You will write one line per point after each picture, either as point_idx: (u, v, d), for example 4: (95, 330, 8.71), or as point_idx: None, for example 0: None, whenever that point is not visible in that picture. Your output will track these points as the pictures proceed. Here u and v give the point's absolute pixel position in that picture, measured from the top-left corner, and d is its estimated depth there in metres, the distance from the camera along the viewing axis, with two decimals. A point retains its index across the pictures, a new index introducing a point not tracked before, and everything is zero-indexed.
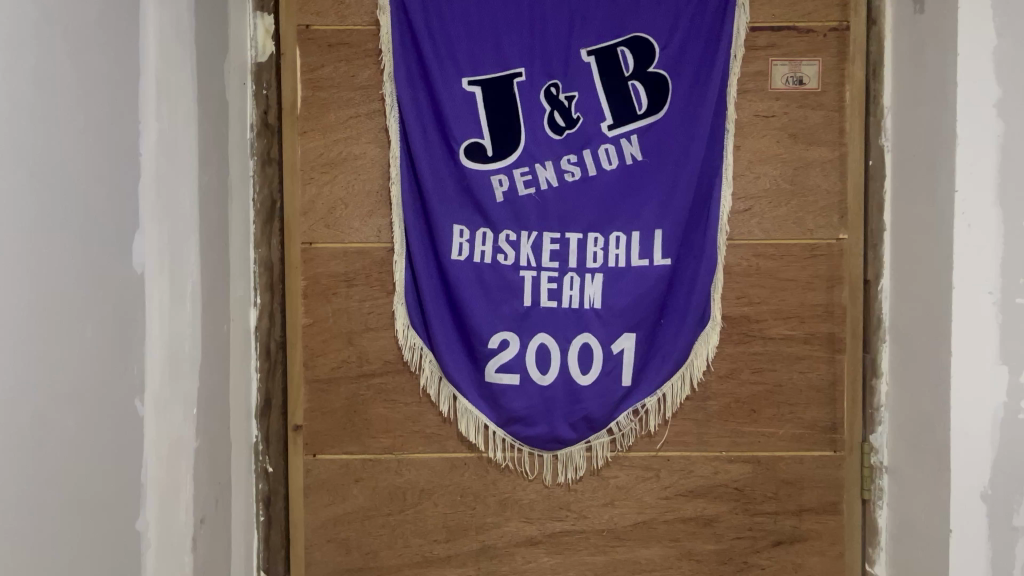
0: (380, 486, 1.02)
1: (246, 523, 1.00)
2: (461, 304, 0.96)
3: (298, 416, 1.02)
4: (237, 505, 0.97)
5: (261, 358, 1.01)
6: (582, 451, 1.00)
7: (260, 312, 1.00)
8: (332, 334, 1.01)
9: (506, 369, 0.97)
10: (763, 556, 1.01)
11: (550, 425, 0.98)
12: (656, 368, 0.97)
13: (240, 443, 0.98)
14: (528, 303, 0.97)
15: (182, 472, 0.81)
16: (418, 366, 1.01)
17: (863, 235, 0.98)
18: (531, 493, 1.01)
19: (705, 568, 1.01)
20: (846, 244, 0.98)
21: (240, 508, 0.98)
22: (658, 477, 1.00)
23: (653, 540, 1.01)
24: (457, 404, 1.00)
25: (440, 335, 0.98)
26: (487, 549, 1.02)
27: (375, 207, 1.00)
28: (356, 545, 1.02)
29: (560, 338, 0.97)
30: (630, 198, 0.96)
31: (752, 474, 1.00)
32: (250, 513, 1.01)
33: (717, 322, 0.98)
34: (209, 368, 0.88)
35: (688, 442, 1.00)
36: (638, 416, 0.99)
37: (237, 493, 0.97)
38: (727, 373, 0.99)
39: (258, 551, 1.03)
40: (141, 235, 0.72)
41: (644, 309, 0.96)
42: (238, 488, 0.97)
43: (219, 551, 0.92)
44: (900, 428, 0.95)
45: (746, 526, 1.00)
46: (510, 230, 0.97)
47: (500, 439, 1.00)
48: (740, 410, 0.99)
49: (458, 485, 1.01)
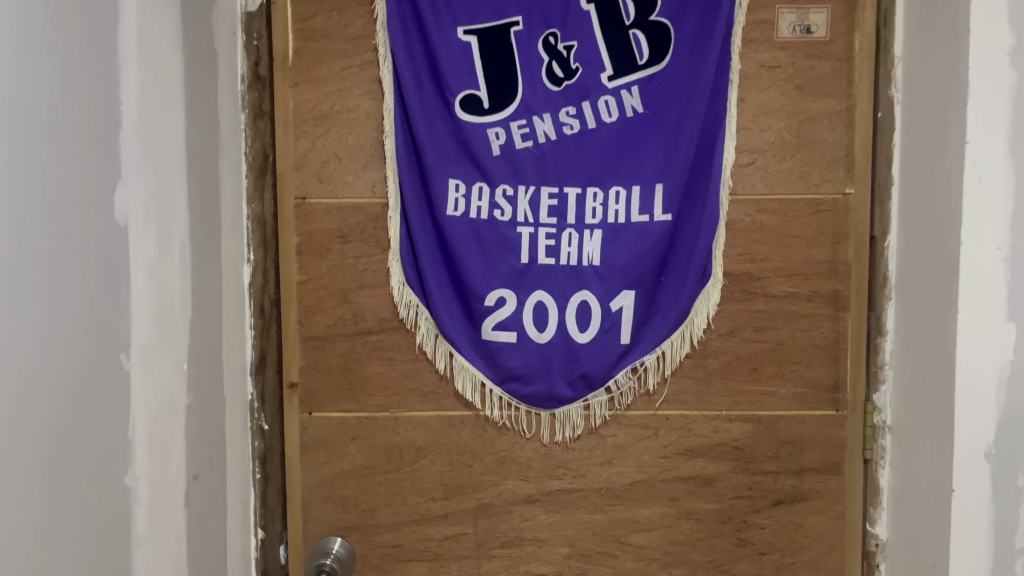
0: (377, 444, 1.01)
1: (242, 481, 1.00)
2: (457, 261, 0.95)
3: (294, 373, 1.01)
4: (233, 463, 0.96)
5: (255, 315, 1.00)
6: (580, 409, 0.98)
7: (253, 269, 0.99)
8: (326, 291, 1.00)
9: (502, 327, 0.96)
10: (763, 516, 1.00)
11: (548, 384, 0.97)
12: (655, 327, 0.96)
13: (234, 401, 0.97)
14: (526, 260, 0.95)
15: (174, 428, 0.80)
16: (414, 324, 0.99)
17: (870, 189, 0.96)
18: (529, 451, 1.00)
19: (705, 527, 1.00)
20: (852, 198, 0.96)
21: (236, 466, 0.97)
22: (657, 435, 0.99)
23: (652, 499, 1.00)
24: (454, 362, 0.98)
25: (436, 292, 0.96)
26: (485, 507, 1.01)
27: (370, 162, 0.98)
28: (353, 504, 1.02)
29: (558, 296, 0.95)
30: (630, 152, 0.94)
31: (753, 434, 0.98)
32: (246, 471, 1.00)
33: (718, 279, 0.96)
34: (201, 324, 0.87)
35: (688, 401, 0.98)
36: (637, 374, 0.98)
37: (232, 450, 0.96)
38: (728, 332, 0.97)
39: (255, 508, 1.02)
40: (124, 187, 0.70)
41: (643, 266, 0.94)
42: (233, 445, 0.97)
43: (215, 509, 0.91)
44: (903, 387, 0.93)
45: (746, 485, 0.99)
46: (507, 184, 0.94)
47: (496, 398, 0.99)
48: (741, 368, 0.98)
49: (455, 444, 1.00)
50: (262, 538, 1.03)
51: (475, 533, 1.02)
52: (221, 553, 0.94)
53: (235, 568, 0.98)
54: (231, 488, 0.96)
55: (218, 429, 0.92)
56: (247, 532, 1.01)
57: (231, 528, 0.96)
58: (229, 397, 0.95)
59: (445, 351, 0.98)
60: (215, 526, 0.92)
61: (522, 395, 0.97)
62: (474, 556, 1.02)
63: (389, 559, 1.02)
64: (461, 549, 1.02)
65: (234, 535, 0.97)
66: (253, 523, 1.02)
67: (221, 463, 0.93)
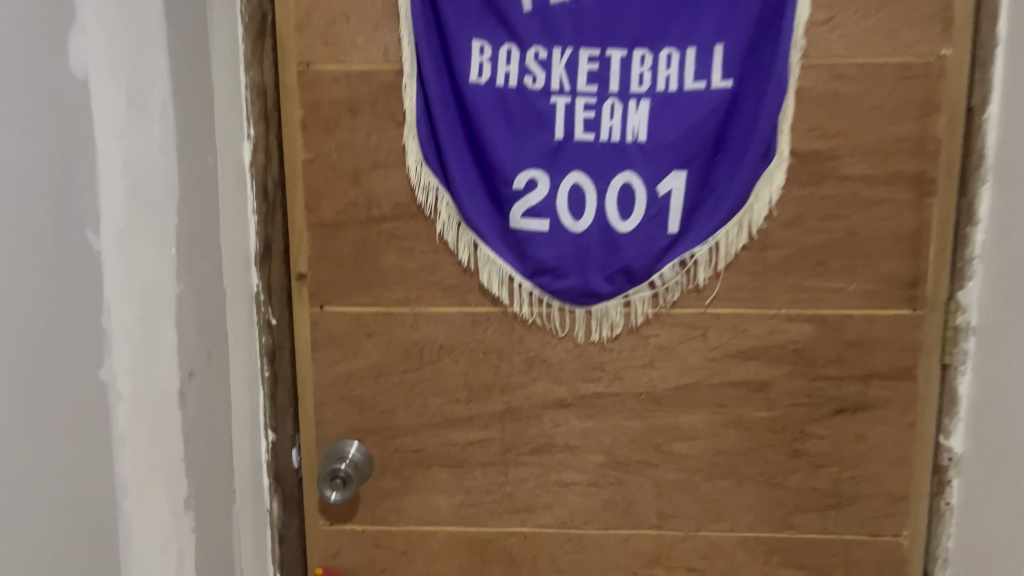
0: (394, 342, 0.92)
1: (250, 379, 0.91)
2: (481, 137, 0.83)
3: (302, 263, 0.91)
4: (237, 360, 0.88)
5: (259, 200, 0.89)
6: (619, 307, 0.88)
7: (254, 146, 0.88)
8: (335, 171, 0.89)
9: (533, 214, 0.84)
10: (821, 425, 0.90)
11: (584, 278, 0.86)
12: (708, 214, 0.84)
13: (237, 293, 0.88)
14: (561, 136, 0.83)
15: (162, 318, 0.71)
16: (433, 210, 0.88)
17: (969, 51, 0.81)
18: (561, 352, 0.90)
19: (755, 436, 0.91)
20: (948, 62, 0.81)
21: (241, 363, 0.89)
22: (705, 336, 0.88)
23: (697, 405, 0.90)
24: (479, 253, 0.88)
25: (458, 172, 0.84)
26: (513, 411, 0.92)
27: (382, 20, 0.85)
28: (369, 406, 0.94)
29: (597, 177, 0.83)
30: (685, 6, 0.80)
31: (814, 335, 0.87)
32: (254, 369, 0.92)
33: (784, 158, 0.83)
34: (192, 203, 0.77)
35: (742, 298, 0.87)
36: (685, 268, 0.86)
37: (237, 346, 0.88)
38: (792, 220, 0.85)
39: (265, 409, 0.94)
40: (82, 33, 0.59)
41: (697, 142, 0.81)
42: (238, 341, 0.88)
43: (217, 409, 0.84)
44: (993, 284, 0.81)
45: (803, 391, 0.89)
46: (540, 46, 0.81)
47: (526, 293, 0.88)
48: (805, 261, 0.86)
49: (480, 343, 0.91)
50: (272, 440, 0.95)
51: (501, 438, 0.93)
52: (226, 456, 0.86)
53: (244, 472, 0.91)
54: (236, 386, 0.88)
55: (218, 323, 0.83)
56: (256, 434, 0.93)
57: (237, 429, 0.89)
58: (230, 288, 0.86)
59: (469, 240, 0.88)
60: (218, 427, 0.84)
61: (554, 290, 0.87)
62: (500, 462, 0.94)
63: (409, 465, 0.95)
64: (486, 456, 0.94)
65: (241, 436, 0.90)
66: (263, 424, 0.95)
67: (222, 360, 0.85)
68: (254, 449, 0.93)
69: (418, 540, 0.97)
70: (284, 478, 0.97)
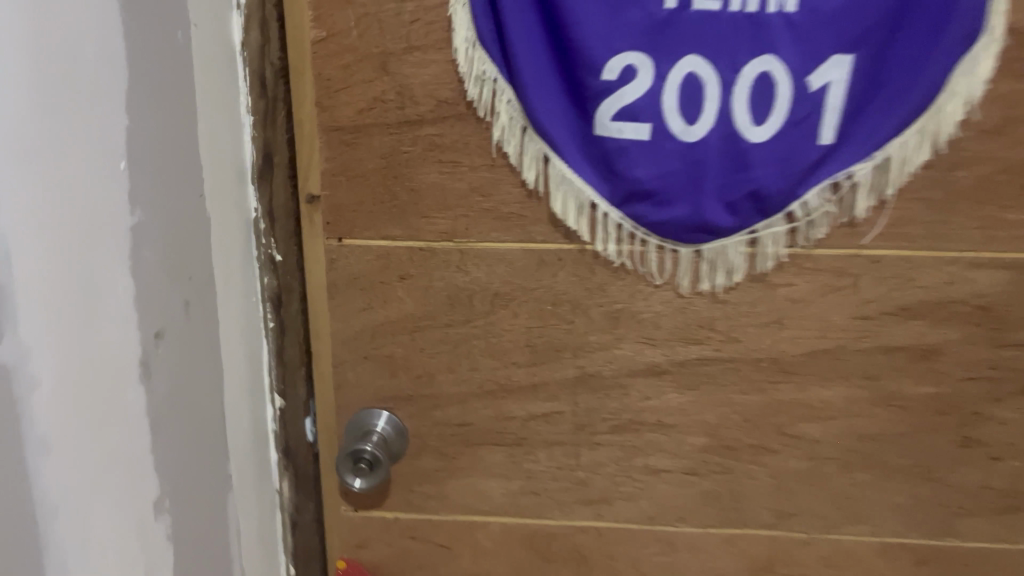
0: (434, 288, 0.70)
1: (249, 332, 0.71)
2: (559, 6, 0.58)
3: (313, 182, 0.68)
4: (229, 310, 0.67)
5: (254, 95, 0.66)
6: (741, 247, 0.64)
7: (246, 19, 0.64)
8: (355, 56, 0.64)
9: (629, 116, 0.61)
10: (1003, 406, 0.67)
11: (696, 206, 0.63)
12: (879, 117, 0.59)
13: (227, 221, 0.65)
14: (673, 4, 0.58)
15: (105, 264, 0.50)
16: (489, 111, 0.64)
17: None
18: (656, 305, 0.68)
19: (912, 418, 0.69)
20: None
21: (236, 313, 0.68)
22: (856, 287, 0.65)
23: (836, 376, 0.68)
24: (551, 170, 0.64)
25: (525, 58, 0.60)
26: (589, 380, 0.70)
27: None
28: (403, 368, 0.72)
29: (723, 64, 0.59)
30: None
31: (1007, 287, 0.64)
32: (252, 320, 0.71)
33: (998, 34, 0.57)
34: (151, 96, 0.53)
35: (912, 237, 0.63)
36: (837, 195, 0.62)
37: (228, 291, 0.66)
38: (995, 129, 0.60)
39: (270, 368, 0.74)
40: None
41: (873, 11, 0.56)
42: (229, 285, 0.66)
43: (200, 377, 0.63)
44: None
45: (984, 362, 0.66)
46: None
47: (613, 226, 0.65)
48: (1007, 187, 0.62)
49: (549, 290, 0.68)
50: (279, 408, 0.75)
51: (574, 413, 0.72)
52: (217, 434, 0.66)
53: (242, 450, 0.71)
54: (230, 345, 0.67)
55: (200, 263, 0.62)
56: (258, 401, 0.73)
57: (232, 398, 0.68)
58: (216, 215, 0.63)
59: (537, 154, 0.64)
60: (203, 400, 0.63)
61: (652, 223, 0.64)
62: (572, 443, 0.72)
63: (453, 443, 0.74)
64: (554, 434, 0.72)
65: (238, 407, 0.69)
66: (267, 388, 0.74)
67: (207, 312, 0.63)
68: (256, 421, 0.73)
69: (465, 532, 0.77)
70: (296, 454, 0.77)
